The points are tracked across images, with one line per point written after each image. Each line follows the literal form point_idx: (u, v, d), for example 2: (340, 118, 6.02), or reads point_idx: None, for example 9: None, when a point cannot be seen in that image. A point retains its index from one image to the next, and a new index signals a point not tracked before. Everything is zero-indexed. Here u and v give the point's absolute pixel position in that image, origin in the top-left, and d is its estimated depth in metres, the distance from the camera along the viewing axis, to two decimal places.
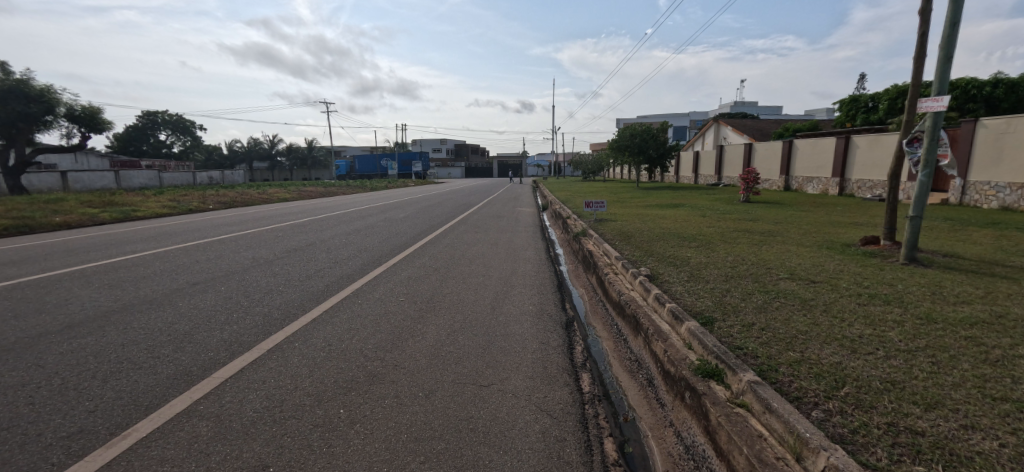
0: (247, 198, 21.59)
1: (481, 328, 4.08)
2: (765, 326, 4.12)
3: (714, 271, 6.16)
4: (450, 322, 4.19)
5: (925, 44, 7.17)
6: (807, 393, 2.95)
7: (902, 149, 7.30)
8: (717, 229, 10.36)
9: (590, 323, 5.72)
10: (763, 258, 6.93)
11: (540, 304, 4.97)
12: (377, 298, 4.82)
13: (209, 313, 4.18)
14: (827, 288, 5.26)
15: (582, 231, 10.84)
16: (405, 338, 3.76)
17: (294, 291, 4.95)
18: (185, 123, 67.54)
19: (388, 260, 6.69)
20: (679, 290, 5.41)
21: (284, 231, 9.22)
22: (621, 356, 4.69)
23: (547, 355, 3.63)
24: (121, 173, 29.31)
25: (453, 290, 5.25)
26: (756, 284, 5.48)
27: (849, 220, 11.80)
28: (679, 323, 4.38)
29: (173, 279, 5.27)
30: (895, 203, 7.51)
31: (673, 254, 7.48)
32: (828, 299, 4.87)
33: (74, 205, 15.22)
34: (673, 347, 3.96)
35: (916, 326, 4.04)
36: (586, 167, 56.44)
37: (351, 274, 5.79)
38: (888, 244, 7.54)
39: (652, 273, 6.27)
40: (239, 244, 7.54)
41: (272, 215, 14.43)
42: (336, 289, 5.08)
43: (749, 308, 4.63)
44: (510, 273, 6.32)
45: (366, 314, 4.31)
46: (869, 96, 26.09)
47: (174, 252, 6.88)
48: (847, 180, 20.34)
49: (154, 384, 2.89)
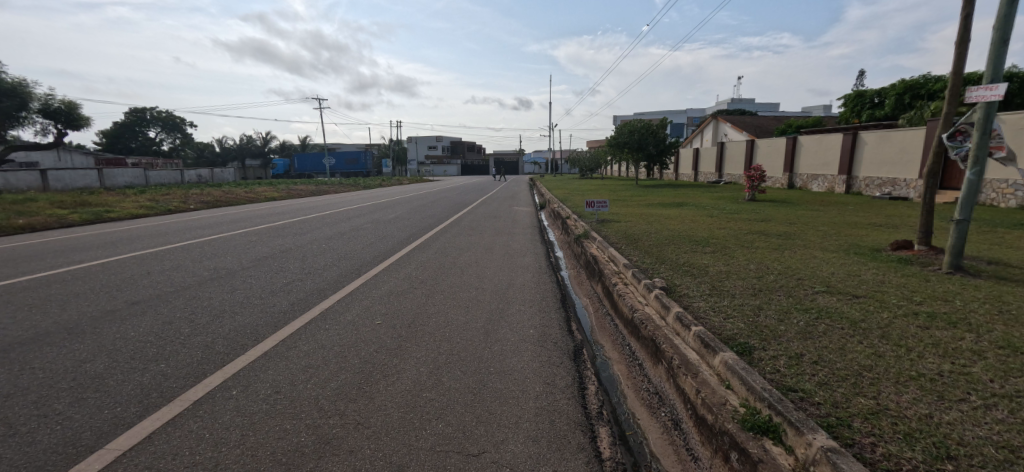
0: (233, 197, 20.77)
1: (471, 363, 3.34)
2: (818, 359, 3.37)
3: (739, 283, 5.42)
4: (432, 354, 3.44)
5: (965, 32, 6.46)
6: (901, 466, 2.21)
7: (942, 145, 6.63)
8: (730, 231, 9.63)
9: (598, 343, 4.99)
10: (790, 266, 6.18)
11: (543, 326, 4.23)
12: (348, 320, 4.06)
13: (135, 346, 3.39)
14: (875, 306, 4.51)
15: (584, 233, 10.12)
16: (376, 379, 3.01)
17: (252, 312, 4.18)
18: (174, 120, 66.79)
19: (369, 270, 5.91)
20: (702, 307, 4.67)
21: (258, 235, 8.41)
22: (637, 386, 3.95)
23: (554, 402, 2.88)
24: (104, 171, 28.39)
25: (439, 309, 4.49)
26: (791, 299, 4.73)
27: (867, 221, 11.09)
28: (710, 352, 3.62)
29: (111, 298, 4.49)
30: (932, 204, 6.82)
31: (688, 261, 6.71)
32: (881, 320, 4.12)
33: (43, 205, 14.36)
34: (707, 385, 3.22)
35: (1002, 359, 3.31)
36: (586, 165, 54.73)
37: (322, 289, 5.00)
38: (924, 249, 6.85)
39: (667, 285, 5.52)
40: (203, 252, 6.75)
41: (252, 216, 13.60)
42: (300, 310, 4.29)
43: (792, 333, 3.87)
44: (507, 286, 5.55)
45: (331, 343, 3.55)
46: (875, 92, 25.49)
47: (125, 261, 6.07)
48: (854, 179, 19.68)
49: (19, 463, 2.10)
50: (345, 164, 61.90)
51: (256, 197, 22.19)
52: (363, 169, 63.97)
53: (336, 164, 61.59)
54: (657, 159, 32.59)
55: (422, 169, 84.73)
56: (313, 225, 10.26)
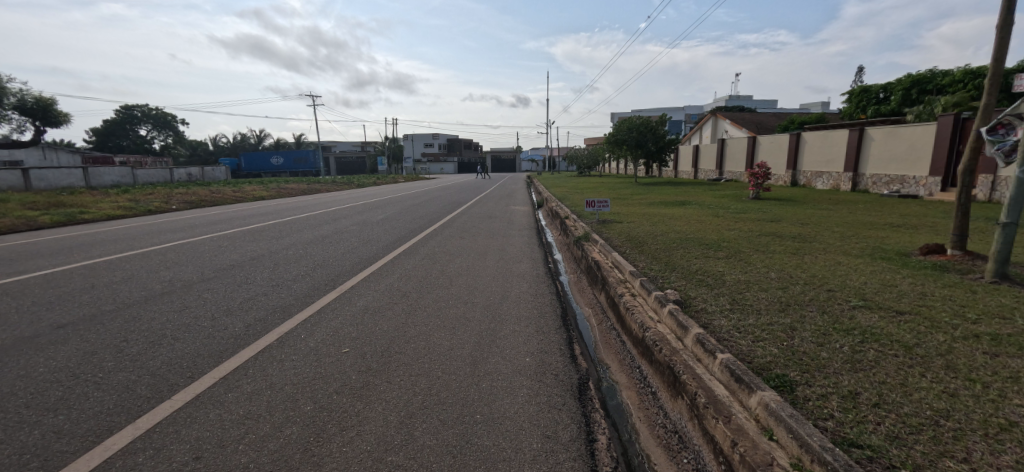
0: (219, 197, 19.97)
1: (453, 407, 2.70)
2: (879, 401, 2.76)
3: (762, 295, 4.79)
4: (406, 395, 2.81)
5: (1008, 14, 5.84)
6: None
7: (980, 140, 6.01)
8: (741, 233, 9.02)
9: (603, 363, 4.37)
10: (816, 274, 5.56)
11: (542, 353, 3.59)
12: (309, 348, 3.41)
13: (38, 388, 2.74)
14: (925, 326, 3.89)
15: (584, 234, 9.48)
16: (329, 436, 2.36)
17: (199, 339, 3.52)
18: (167, 118, 65.93)
19: (344, 282, 5.24)
20: (725, 327, 4.03)
21: (230, 240, 7.71)
22: (651, 421, 3.34)
23: (556, 466, 2.24)
24: (90, 170, 27.49)
25: (420, 331, 3.84)
26: (826, 317, 4.11)
27: (885, 222, 10.47)
28: (743, 389, 2.99)
29: (35, 320, 3.84)
30: (968, 204, 6.21)
31: (701, 268, 6.09)
32: (940, 345, 3.50)
33: (12, 207, 13.57)
34: (744, 435, 2.60)
35: None
36: (585, 163, 54.09)
37: (287, 306, 4.34)
38: (958, 254, 6.25)
39: (681, 297, 4.89)
40: (163, 260, 6.08)
41: (234, 217, 12.86)
42: (255, 335, 3.63)
43: (838, 363, 3.25)
44: (499, 299, 4.92)
45: (283, 381, 2.90)
46: (880, 86, 24.90)
47: (73, 271, 5.40)
48: (861, 176, 19.10)
49: None
50: (293, 163, 59.13)
51: (244, 196, 21.45)
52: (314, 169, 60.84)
53: (285, 163, 59.17)
54: (657, 157, 31.99)
55: (419, 167, 83.94)
56: (294, 228, 9.60)
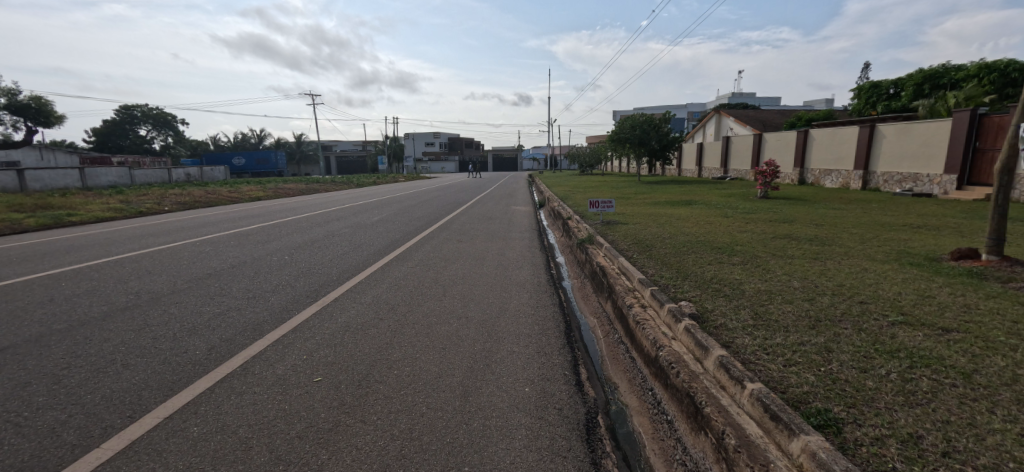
0: (213, 197, 19.55)
1: (437, 457, 2.25)
2: (948, 447, 2.29)
3: (788, 309, 4.32)
4: (381, 440, 2.36)
5: None
6: None
7: (1019, 137, 5.54)
8: (753, 235, 8.55)
9: (610, 383, 3.93)
10: (844, 283, 5.09)
11: (543, 382, 3.12)
12: (276, 377, 2.97)
13: None
14: (978, 347, 3.42)
15: (587, 237, 9.01)
16: None
17: (152, 366, 3.08)
18: (167, 117, 65.60)
19: (328, 294, 4.80)
20: (750, 347, 3.58)
21: (212, 245, 7.27)
22: (667, 457, 2.89)
23: None
24: (86, 169, 27.18)
25: (405, 354, 3.39)
26: (864, 336, 3.64)
27: (901, 222, 9.99)
28: (782, 431, 2.52)
29: None
30: (1005, 206, 5.72)
31: (715, 275, 5.64)
32: (1001, 372, 3.03)
33: None
34: None
35: None
36: (586, 161, 53.47)
37: (261, 323, 3.90)
38: (994, 259, 5.77)
39: (697, 311, 4.42)
40: (136, 268, 5.64)
41: (226, 218, 12.43)
42: (216, 360, 3.18)
43: (889, 396, 2.79)
44: (496, 314, 4.46)
45: (239, 424, 2.45)
46: (891, 82, 24.32)
47: (34, 281, 5.00)
48: (871, 173, 18.55)
49: None
50: (255, 163, 58.16)
51: (239, 197, 21.05)
52: (276, 170, 59.73)
53: (246, 163, 58.19)
54: (661, 154, 31.40)
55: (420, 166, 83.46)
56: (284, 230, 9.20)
